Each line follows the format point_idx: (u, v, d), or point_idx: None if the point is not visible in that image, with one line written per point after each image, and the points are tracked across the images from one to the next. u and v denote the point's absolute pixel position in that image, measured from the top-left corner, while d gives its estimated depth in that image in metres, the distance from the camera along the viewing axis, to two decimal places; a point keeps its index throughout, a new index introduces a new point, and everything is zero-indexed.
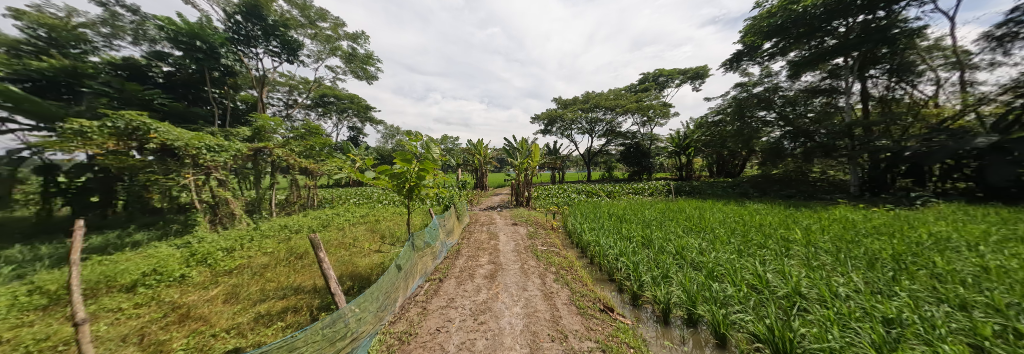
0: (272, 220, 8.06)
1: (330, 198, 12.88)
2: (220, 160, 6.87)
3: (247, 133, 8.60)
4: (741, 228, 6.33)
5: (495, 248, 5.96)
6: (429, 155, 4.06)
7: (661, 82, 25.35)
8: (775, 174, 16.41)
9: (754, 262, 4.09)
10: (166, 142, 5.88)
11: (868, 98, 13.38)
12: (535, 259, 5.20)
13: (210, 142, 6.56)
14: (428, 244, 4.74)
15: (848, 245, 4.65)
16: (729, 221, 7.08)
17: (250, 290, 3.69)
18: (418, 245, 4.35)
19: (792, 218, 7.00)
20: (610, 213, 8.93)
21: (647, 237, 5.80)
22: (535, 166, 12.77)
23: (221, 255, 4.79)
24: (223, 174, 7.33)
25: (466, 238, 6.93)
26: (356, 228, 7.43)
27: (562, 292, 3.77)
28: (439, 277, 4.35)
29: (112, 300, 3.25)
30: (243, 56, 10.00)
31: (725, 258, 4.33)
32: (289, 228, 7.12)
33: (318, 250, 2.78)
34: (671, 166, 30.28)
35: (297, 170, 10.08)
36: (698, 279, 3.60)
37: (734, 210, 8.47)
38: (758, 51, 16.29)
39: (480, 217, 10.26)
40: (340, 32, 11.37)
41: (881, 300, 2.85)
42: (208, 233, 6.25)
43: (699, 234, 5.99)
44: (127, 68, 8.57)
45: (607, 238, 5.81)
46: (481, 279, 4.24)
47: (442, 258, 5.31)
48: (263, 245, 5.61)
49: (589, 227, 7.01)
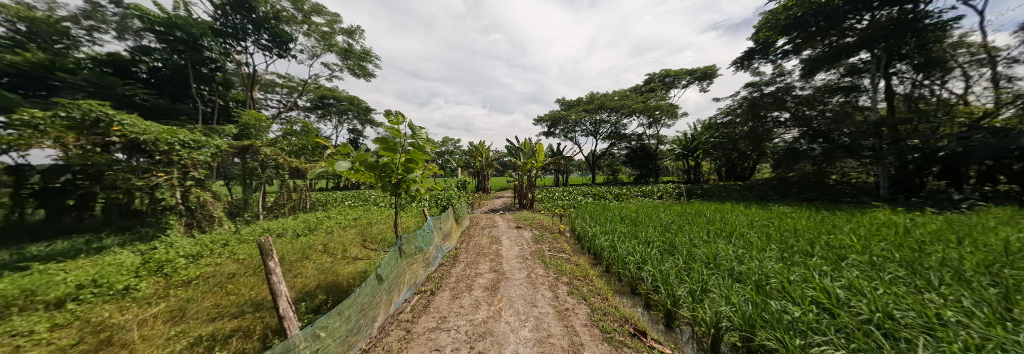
0: (257, 224, 7.45)
1: (325, 201, 12.34)
2: (197, 157, 6.32)
3: (234, 131, 8.12)
4: (774, 232, 5.62)
5: (497, 254, 5.32)
6: (417, 142, 3.29)
7: (667, 82, 24.68)
8: (791, 176, 15.60)
9: (809, 272, 3.40)
10: (132, 136, 5.32)
11: (892, 96, 12.63)
12: (543, 267, 4.55)
13: (182, 136, 6.03)
14: (419, 249, 4.12)
15: (916, 254, 3.94)
16: (759, 224, 6.36)
17: (201, 307, 3.02)
18: (406, 250, 3.70)
19: (829, 221, 6.28)
20: (621, 215, 8.24)
21: (669, 243, 5.13)
22: (539, 166, 12.16)
23: (183, 263, 4.17)
24: (204, 174, 6.77)
25: (466, 243, 6.27)
26: (345, 231, 6.81)
27: (578, 309, 3.10)
28: (430, 289, 3.69)
29: (23, 321, 2.59)
30: (232, 51, 9.51)
31: (771, 267, 3.65)
32: (272, 232, 6.51)
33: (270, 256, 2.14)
34: (678, 169, 29.56)
35: (288, 172, 9.55)
36: (749, 296, 2.91)
37: (760, 213, 7.71)
38: (771, 48, 15.69)
39: (481, 220, 9.61)
40: (336, 27, 10.92)
41: (1015, 329, 2.14)
42: (183, 238, 5.68)
43: (729, 239, 5.30)
44: (112, 64, 8.09)
45: (624, 243, 5.17)
46: (480, 291, 3.57)
47: (437, 266, 4.67)
48: (238, 250, 4.97)
49: (602, 230, 6.34)
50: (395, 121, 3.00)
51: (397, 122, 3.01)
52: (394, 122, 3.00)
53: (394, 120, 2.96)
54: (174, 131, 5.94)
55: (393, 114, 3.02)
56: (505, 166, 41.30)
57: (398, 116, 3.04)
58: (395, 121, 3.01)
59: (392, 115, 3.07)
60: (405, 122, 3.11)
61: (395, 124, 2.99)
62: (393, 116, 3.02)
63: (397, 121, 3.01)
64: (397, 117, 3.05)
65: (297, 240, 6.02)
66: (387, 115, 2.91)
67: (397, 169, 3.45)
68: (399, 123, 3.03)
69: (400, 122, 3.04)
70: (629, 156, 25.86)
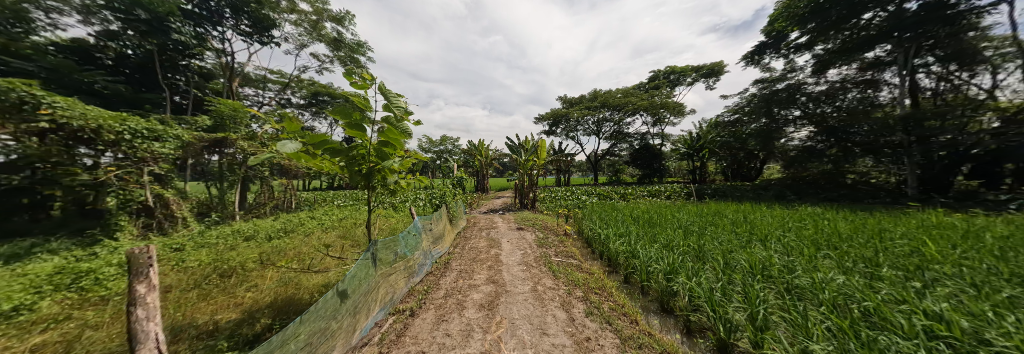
0: (227, 225, 6.70)
1: (314, 200, 11.60)
2: (151, 149, 5.52)
3: (208, 123, 7.42)
4: (816, 235, 4.87)
5: (496, 260, 4.56)
6: (393, 117, 2.39)
7: (672, 80, 23.95)
8: (804, 175, 14.88)
9: (899, 289, 2.63)
10: (73, 123, 4.58)
11: (916, 90, 11.90)
12: (551, 277, 3.79)
13: (134, 124, 5.23)
14: (401, 256, 3.38)
15: (1015, 264, 3.17)
16: (794, 226, 5.59)
17: (103, 335, 2.29)
18: (382, 258, 2.97)
19: (872, 223, 5.53)
20: (634, 216, 7.51)
21: (698, 247, 4.38)
22: (541, 164, 11.40)
23: (111, 274, 3.42)
24: (164, 169, 6.02)
25: (460, 247, 5.50)
26: (325, 234, 6.07)
27: (604, 339, 2.33)
28: (410, 308, 2.93)
29: None
30: (209, 38, 8.82)
31: (842, 281, 2.87)
32: (240, 234, 5.77)
33: (151, 272, 1.42)
34: (682, 169, 28.83)
35: (270, 167, 8.85)
36: (833, 324, 2.18)
37: (788, 214, 6.98)
38: (785, 41, 15.06)
39: (479, 220, 8.88)
40: (325, 15, 10.24)
41: None
42: (132, 242, 4.95)
43: (767, 243, 4.54)
44: (75, 50, 7.39)
45: (645, 247, 4.44)
46: (473, 311, 2.83)
47: (424, 275, 3.92)
48: (186, 256, 4.20)
49: (616, 233, 5.58)
50: (360, 83, 2.15)
51: (363, 84, 2.14)
52: (358, 84, 2.14)
53: (358, 81, 2.11)
54: (121, 117, 5.14)
55: (357, 74, 2.16)
56: (505, 167, 40.77)
57: (364, 76, 2.20)
58: (360, 83, 2.14)
59: (357, 76, 2.21)
60: (376, 87, 2.27)
61: (360, 87, 2.13)
62: (357, 76, 2.16)
63: (363, 83, 2.15)
64: (364, 79, 2.19)
65: (266, 243, 5.25)
66: (350, 73, 2.05)
67: (369, 153, 2.64)
68: (366, 86, 2.16)
69: (368, 84, 2.17)
70: (633, 155, 25.15)
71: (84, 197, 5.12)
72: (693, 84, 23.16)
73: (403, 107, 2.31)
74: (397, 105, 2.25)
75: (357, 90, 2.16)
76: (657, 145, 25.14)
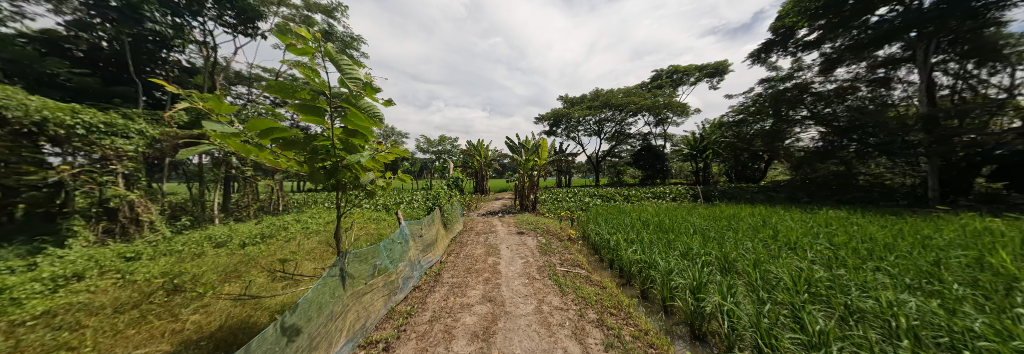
0: (203, 229, 6.18)
1: (304, 202, 11.07)
2: (112, 145, 4.98)
3: (185, 119, 6.89)
4: (852, 242, 4.33)
5: (494, 270, 4.03)
6: (351, 96, 1.83)
7: (676, 79, 23.47)
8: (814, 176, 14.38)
9: (996, 317, 2.09)
10: (13, 116, 3.99)
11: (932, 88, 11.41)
12: (557, 293, 3.24)
13: (88, 116, 4.64)
14: (379, 268, 2.85)
15: None
16: (822, 232, 5.05)
17: None
18: (353, 275, 2.44)
19: (909, 229, 5.00)
20: (642, 219, 6.98)
21: (724, 257, 3.83)
22: (542, 164, 10.87)
23: (33, 290, 2.88)
24: (131, 169, 5.48)
25: (455, 254, 4.96)
26: (307, 239, 5.54)
27: None
28: (387, 337, 2.40)
29: None
30: (190, 30, 8.29)
31: (916, 303, 2.35)
32: (211, 240, 5.23)
33: None
34: (685, 170, 28.35)
35: (254, 168, 8.32)
36: None
37: (810, 217, 6.48)
38: (793, 39, 14.65)
39: (477, 224, 8.35)
40: (314, 6, 9.67)
41: None
42: (87, 249, 4.42)
43: (800, 252, 4.00)
44: (43, 42, 6.89)
45: (663, 257, 3.89)
46: (463, 341, 2.31)
47: (409, 289, 3.38)
48: (138, 267, 3.66)
49: (626, 239, 5.03)
50: (301, 47, 1.58)
51: (304, 48, 1.56)
52: (298, 49, 1.56)
53: (297, 44, 1.54)
54: (72, 109, 4.55)
55: (294, 33, 1.55)
56: (505, 168, 40.38)
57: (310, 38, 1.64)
58: (300, 46, 1.55)
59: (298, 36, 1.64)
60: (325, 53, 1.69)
61: (300, 52, 1.55)
62: (294, 35, 1.55)
63: (304, 47, 1.54)
64: (305, 39, 1.57)
65: (237, 251, 4.69)
66: (282, 31, 1.45)
67: (333, 145, 2.12)
68: (310, 51, 1.56)
69: (312, 48, 1.57)
70: (635, 156, 24.63)
71: (53, 197, 4.74)
72: (697, 84, 22.67)
73: (364, 81, 1.73)
74: (354, 77, 1.64)
75: (298, 55, 1.57)
76: (660, 145, 24.63)
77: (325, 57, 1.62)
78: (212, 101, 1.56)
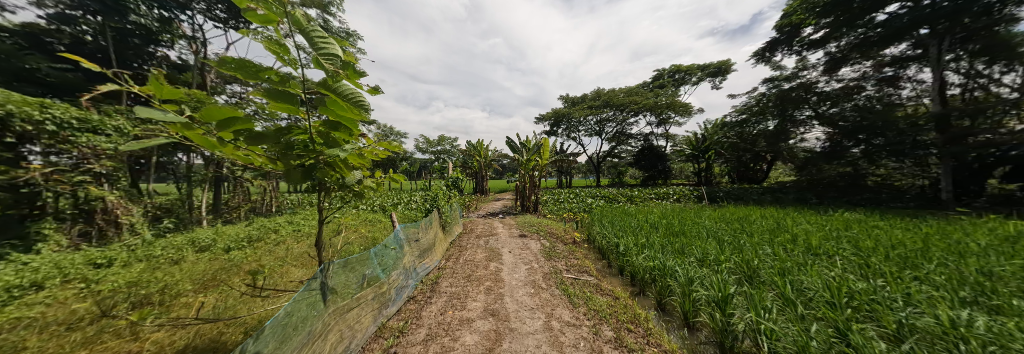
0: (187, 232, 5.86)
1: (297, 203, 10.74)
2: (88, 143, 4.71)
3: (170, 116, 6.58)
4: (881, 247, 4.00)
5: (496, 278, 3.71)
6: (329, 79, 1.50)
7: (678, 79, 23.20)
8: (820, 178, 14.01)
9: None
10: None
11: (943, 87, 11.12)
12: (567, 307, 2.91)
13: (57, 112, 4.37)
14: (369, 279, 2.54)
15: None
16: (845, 236, 4.72)
17: None
18: (336, 288, 2.13)
19: (935, 233, 4.68)
20: (650, 222, 6.65)
21: (747, 264, 3.50)
22: (544, 164, 10.57)
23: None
24: (109, 168, 5.17)
25: (454, 259, 4.64)
26: (296, 243, 5.21)
27: None
28: None
29: None
30: (178, 24, 7.99)
31: (986, 323, 2.03)
32: (194, 244, 4.92)
33: None
34: (687, 171, 28.05)
35: (244, 168, 7.99)
36: None
37: (826, 220, 6.16)
38: (799, 37, 14.40)
39: (477, 226, 8.02)
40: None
41: None
42: (56, 253, 4.11)
43: (829, 259, 3.67)
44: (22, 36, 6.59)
45: (681, 264, 3.55)
46: None
47: (403, 301, 3.05)
48: (106, 276, 3.34)
49: (637, 243, 4.71)
50: (264, 13, 1.24)
51: (267, 14, 1.23)
52: (260, 15, 1.24)
53: (257, 8, 1.22)
54: (40, 103, 4.28)
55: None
56: (505, 168, 40.16)
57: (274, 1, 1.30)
58: (263, 13, 1.23)
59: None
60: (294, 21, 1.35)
61: (262, 19, 1.22)
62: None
63: (267, 13, 1.21)
64: (267, 3, 1.24)
65: (219, 256, 4.36)
66: None
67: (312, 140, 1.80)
68: (274, 19, 1.23)
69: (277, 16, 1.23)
70: (637, 156, 24.33)
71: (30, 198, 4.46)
72: (699, 83, 22.41)
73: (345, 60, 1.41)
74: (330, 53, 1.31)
75: (260, 24, 1.25)
76: (662, 146, 24.36)
77: (295, 28, 1.29)
78: (151, 83, 1.23)
